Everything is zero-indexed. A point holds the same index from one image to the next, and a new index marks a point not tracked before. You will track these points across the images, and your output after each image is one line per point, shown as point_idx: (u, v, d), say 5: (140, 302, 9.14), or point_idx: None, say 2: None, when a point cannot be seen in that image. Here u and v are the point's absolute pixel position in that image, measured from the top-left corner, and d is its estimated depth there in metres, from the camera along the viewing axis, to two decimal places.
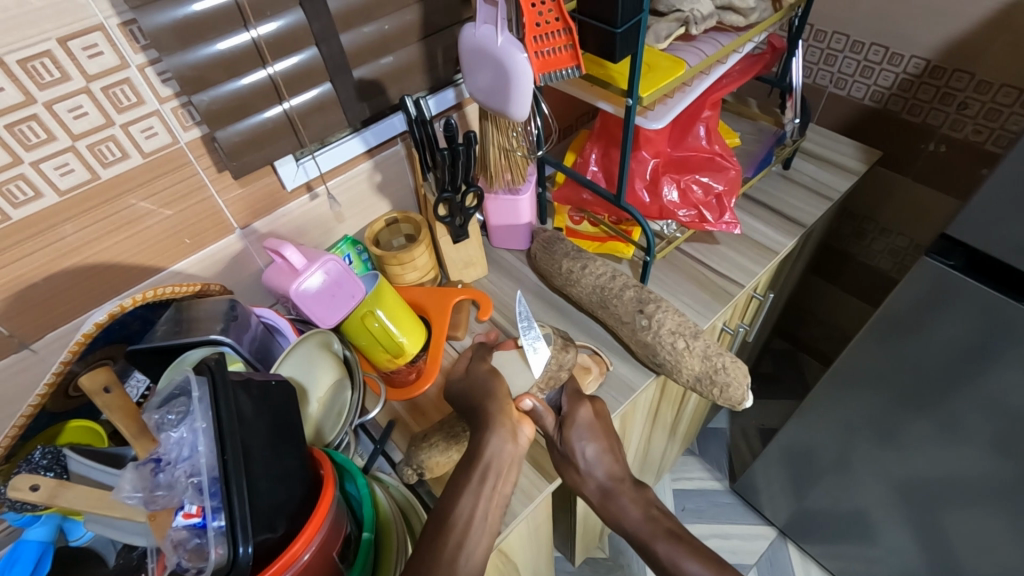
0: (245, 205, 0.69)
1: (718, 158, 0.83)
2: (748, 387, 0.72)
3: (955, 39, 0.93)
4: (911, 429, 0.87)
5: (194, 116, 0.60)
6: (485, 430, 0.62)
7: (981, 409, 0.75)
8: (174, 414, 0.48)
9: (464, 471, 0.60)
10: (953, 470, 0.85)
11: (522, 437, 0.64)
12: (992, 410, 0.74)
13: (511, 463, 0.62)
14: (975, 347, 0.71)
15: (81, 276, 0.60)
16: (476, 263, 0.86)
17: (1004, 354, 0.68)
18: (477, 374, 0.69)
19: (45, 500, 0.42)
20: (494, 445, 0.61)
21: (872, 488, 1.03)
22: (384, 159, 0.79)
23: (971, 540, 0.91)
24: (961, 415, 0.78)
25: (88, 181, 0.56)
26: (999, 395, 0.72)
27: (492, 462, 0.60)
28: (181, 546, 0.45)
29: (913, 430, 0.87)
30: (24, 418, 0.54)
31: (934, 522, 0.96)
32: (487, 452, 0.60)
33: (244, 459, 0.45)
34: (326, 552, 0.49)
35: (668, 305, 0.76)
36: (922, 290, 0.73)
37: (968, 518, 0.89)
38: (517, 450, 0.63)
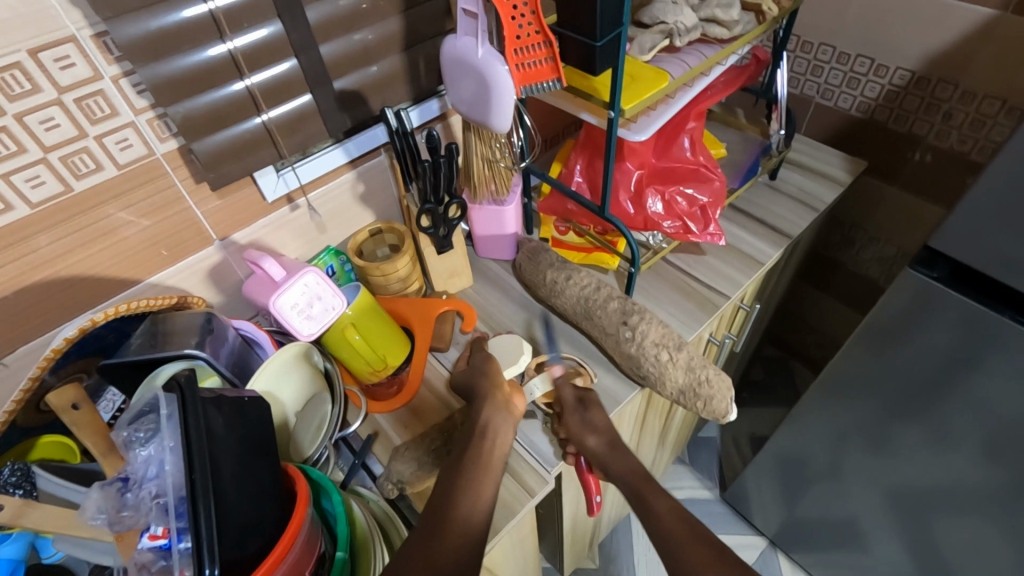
0: (224, 216, 0.68)
1: (703, 169, 0.83)
2: (732, 400, 0.71)
3: (938, 51, 0.94)
4: (900, 438, 0.87)
5: (171, 128, 0.59)
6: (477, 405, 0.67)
7: (970, 420, 0.75)
8: (144, 432, 0.47)
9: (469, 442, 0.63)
10: (942, 479, 0.85)
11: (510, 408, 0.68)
12: (980, 421, 0.74)
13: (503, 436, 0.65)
14: (957, 357, 0.71)
15: (54, 289, 0.59)
16: (460, 273, 0.85)
17: (988, 365, 0.69)
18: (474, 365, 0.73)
19: (8, 521, 0.41)
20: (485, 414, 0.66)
21: (862, 498, 1.03)
22: (367, 170, 0.79)
23: (961, 550, 0.91)
24: (950, 425, 0.78)
25: (61, 193, 0.55)
26: (986, 405, 0.72)
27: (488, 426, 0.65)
28: (146, 568, 0.44)
29: (902, 440, 0.87)
30: None
31: (924, 531, 0.95)
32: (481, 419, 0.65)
33: (216, 479, 0.45)
34: (298, 572, 0.48)
35: (653, 316, 0.76)
36: (907, 299, 0.73)
37: (957, 527, 0.89)
38: (512, 420, 0.67)
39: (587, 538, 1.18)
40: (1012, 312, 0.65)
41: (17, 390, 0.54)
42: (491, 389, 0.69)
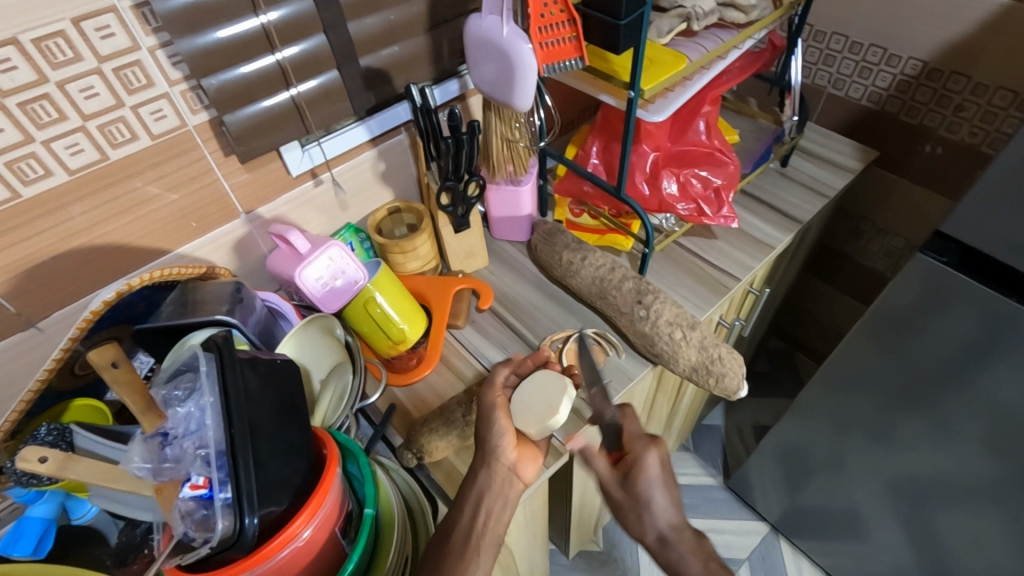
0: (249, 190, 0.70)
1: (718, 153, 0.84)
2: (743, 378, 0.73)
3: (952, 42, 0.95)
4: (903, 429, 0.89)
5: (203, 100, 0.61)
6: (477, 463, 0.61)
7: (974, 408, 0.77)
8: (181, 391, 0.49)
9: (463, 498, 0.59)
10: (943, 467, 0.87)
11: (513, 477, 0.60)
12: (985, 408, 0.75)
13: (503, 504, 0.59)
14: (965, 345, 0.73)
15: (88, 256, 0.61)
16: (477, 254, 0.87)
17: (997, 353, 0.70)
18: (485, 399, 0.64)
19: (54, 472, 0.40)
20: (483, 479, 0.59)
21: (865, 486, 1.05)
22: (388, 148, 0.80)
23: (959, 536, 0.94)
24: (952, 413, 0.80)
25: (97, 162, 0.57)
26: (992, 393, 0.73)
27: (485, 494, 0.59)
28: (188, 516, 0.45)
29: (905, 430, 0.89)
30: (17, 412, 0.55)
31: (924, 519, 0.98)
32: (478, 485, 0.59)
33: (250, 434, 0.46)
34: (327, 528, 0.49)
35: (667, 297, 0.77)
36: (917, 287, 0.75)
37: (956, 513, 0.91)
38: (514, 492, 0.60)
39: (593, 520, 1.21)
40: (1019, 296, 0.67)
41: (52, 354, 0.55)
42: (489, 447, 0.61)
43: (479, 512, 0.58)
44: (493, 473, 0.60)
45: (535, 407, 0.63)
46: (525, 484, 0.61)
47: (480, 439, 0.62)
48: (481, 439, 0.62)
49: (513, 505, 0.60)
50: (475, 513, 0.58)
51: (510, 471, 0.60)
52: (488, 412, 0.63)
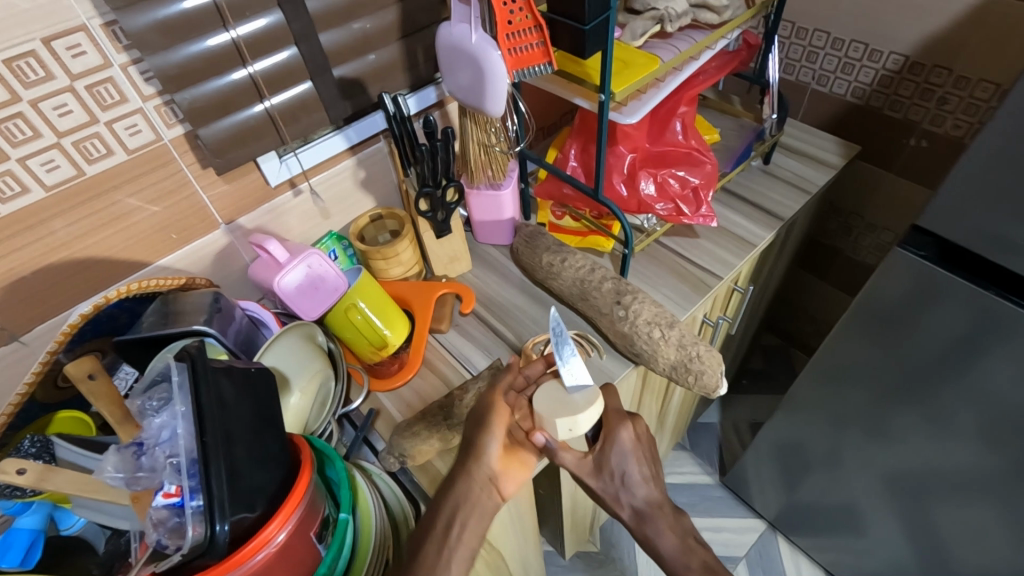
0: (229, 201, 0.71)
1: (696, 153, 0.84)
2: (723, 375, 0.73)
3: (932, 35, 0.95)
4: (897, 423, 0.89)
5: (177, 114, 0.62)
6: (456, 469, 0.62)
7: (965, 402, 0.77)
8: (156, 401, 0.50)
9: (438, 508, 0.60)
10: (939, 461, 0.87)
11: (494, 488, 0.61)
12: (976, 402, 0.76)
13: (483, 512, 0.60)
14: (960, 342, 0.73)
15: (68, 270, 0.62)
16: (460, 257, 0.88)
17: (991, 349, 0.70)
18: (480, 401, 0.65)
19: (33, 484, 0.41)
20: (462, 486, 0.60)
21: (861, 481, 1.06)
22: (366, 156, 0.81)
23: (956, 529, 0.94)
24: (946, 408, 0.80)
25: (74, 177, 0.58)
26: (985, 388, 0.73)
27: (462, 505, 0.60)
28: (161, 525, 0.45)
29: (900, 425, 0.89)
30: (13, 406, 0.56)
31: (922, 513, 0.98)
32: (455, 494, 0.60)
33: (227, 443, 0.47)
34: (304, 532, 0.50)
35: (646, 296, 0.78)
36: (901, 282, 0.75)
37: (952, 507, 0.92)
38: (492, 502, 0.61)
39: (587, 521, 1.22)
40: (997, 286, 0.68)
41: (34, 365, 0.56)
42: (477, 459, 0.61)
43: (454, 524, 0.59)
44: (472, 482, 0.61)
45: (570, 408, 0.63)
46: (503, 497, 0.62)
47: (467, 444, 0.63)
48: (465, 446, 0.63)
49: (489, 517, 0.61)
50: (448, 528, 0.59)
51: (488, 482, 0.61)
52: (483, 414, 0.63)
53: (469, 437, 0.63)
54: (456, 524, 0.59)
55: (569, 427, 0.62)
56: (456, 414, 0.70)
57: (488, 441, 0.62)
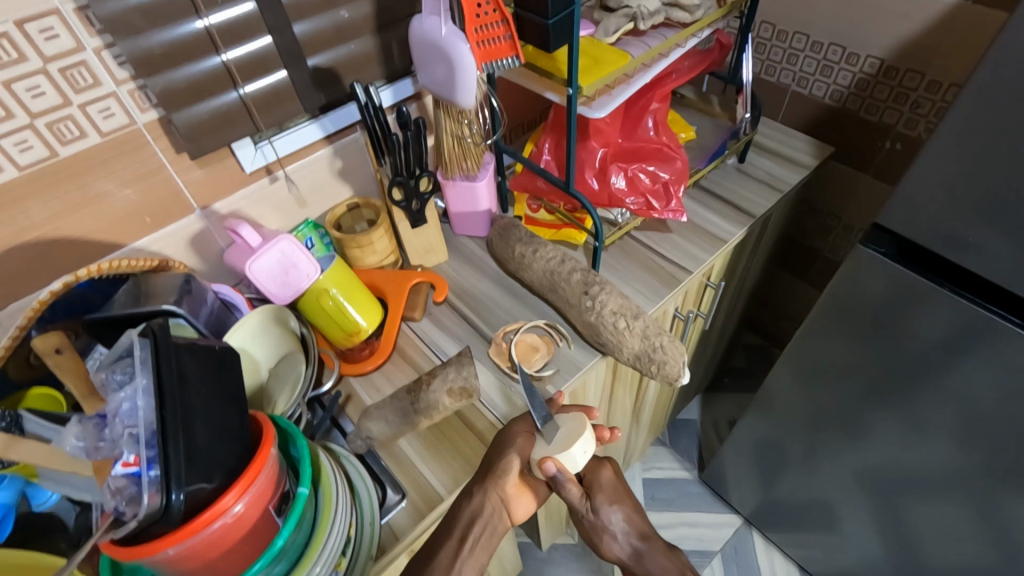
0: (204, 186, 0.72)
1: (666, 149, 0.86)
2: (685, 364, 0.75)
3: (906, 40, 0.97)
4: (879, 427, 0.91)
5: (151, 99, 0.63)
6: (475, 485, 0.67)
7: (945, 405, 0.78)
8: (120, 375, 0.51)
9: (450, 529, 0.65)
10: (916, 463, 0.89)
11: (506, 511, 0.67)
12: (956, 404, 0.77)
13: (493, 531, 0.65)
14: (949, 345, 0.73)
15: (41, 249, 0.63)
16: (436, 249, 0.90)
17: (974, 349, 0.70)
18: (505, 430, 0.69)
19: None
20: (475, 503, 0.65)
21: (836, 478, 1.08)
22: (343, 146, 0.82)
23: (930, 528, 0.96)
24: (924, 411, 0.81)
25: (47, 158, 0.59)
26: (966, 390, 0.74)
27: (476, 520, 0.65)
28: (120, 493, 0.46)
29: (881, 429, 0.91)
30: None
31: (897, 512, 1.00)
32: (471, 507, 0.65)
33: (191, 418, 0.49)
34: (262, 503, 0.52)
35: (613, 287, 0.79)
36: (882, 282, 0.75)
37: (927, 508, 0.93)
38: (504, 524, 0.67)
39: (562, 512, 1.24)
40: (952, 282, 0.70)
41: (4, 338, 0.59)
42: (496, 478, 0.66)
43: (466, 540, 0.64)
44: (487, 498, 0.65)
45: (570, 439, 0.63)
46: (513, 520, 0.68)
47: (488, 463, 0.67)
48: (487, 462, 0.67)
49: (498, 535, 0.66)
50: (462, 542, 0.64)
51: (504, 504, 0.67)
52: (504, 440, 0.68)
53: (490, 457, 0.67)
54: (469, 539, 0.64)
55: (583, 450, 0.63)
56: (424, 401, 0.72)
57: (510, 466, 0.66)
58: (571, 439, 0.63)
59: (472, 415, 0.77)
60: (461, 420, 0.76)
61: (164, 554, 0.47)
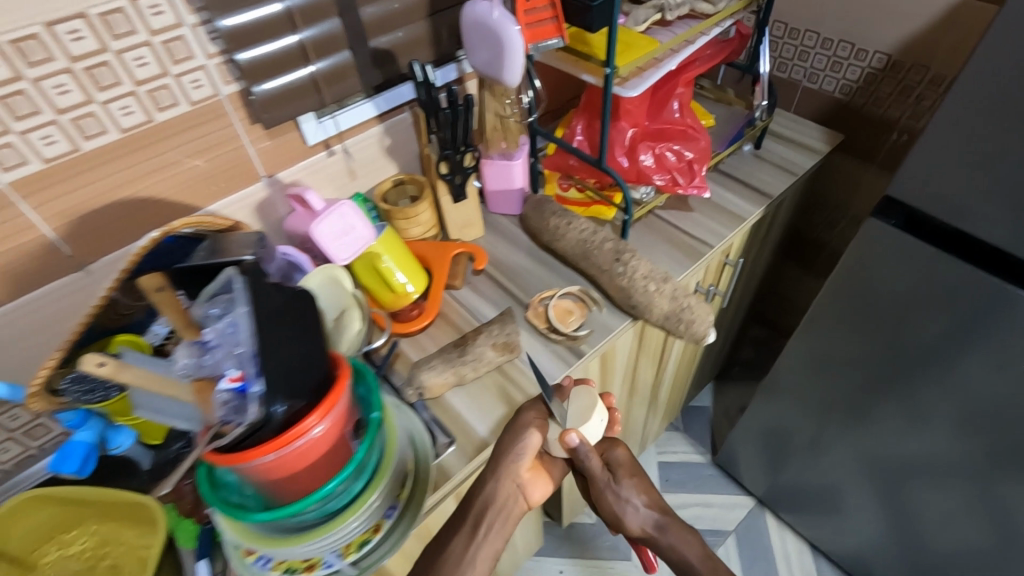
0: (272, 156, 0.79)
1: (690, 130, 0.92)
2: (711, 323, 0.82)
3: (911, 36, 1.04)
4: (882, 418, 0.98)
5: (234, 73, 0.70)
6: (487, 474, 0.67)
7: (944, 396, 0.85)
8: (218, 309, 0.58)
9: (465, 514, 0.66)
10: (922, 452, 0.96)
11: (522, 497, 0.68)
12: (956, 397, 0.84)
13: (506, 517, 0.66)
14: (953, 339, 0.79)
15: (132, 207, 0.70)
16: (473, 224, 0.96)
17: (979, 344, 0.77)
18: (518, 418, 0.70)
19: (109, 373, 0.50)
20: (490, 490, 0.66)
21: (841, 457, 1.13)
22: (393, 125, 0.89)
23: (937, 511, 1.02)
24: (925, 402, 0.88)
25: (143, 123, 0.66)
26: (969, 385, 0.81)
27: (489, 509, 0.65)
28: (227, 404, 0.52)
29: (885, 420, 0.98)
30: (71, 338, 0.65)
31: (902, 489, 1.06)
32: (484, 495, 0.66)
33: (283, 347, 0.55)
34: (342, 427, 0.58)
35: (642, 255, 0.86)
36: (904, 274, 0.80)
37: (933, 489, 1.00)
38: (519, 509, 0.67)
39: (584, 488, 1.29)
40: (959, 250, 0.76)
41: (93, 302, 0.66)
42: (510, 464, 0.66)
43: (479, 528, 0.65)
44: (502, 485, 0.66)
45: (582, 412, 0.71)
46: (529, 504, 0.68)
47: (500, 452, 0.67)
48: (500, 451, 0.67)
49: (514, 520, 0.67)
50: (475, 528, 0.65)
51: (519, 491, 0.67)
52: (517, 426, 0.68)
53: (504, 443, 0.68)
54: (482, 527, 0.65)
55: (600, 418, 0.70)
56: (470, 354, 0.79)
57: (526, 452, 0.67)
58: (584, 412, 0.70)
59: (513, 371, 0.82)
60: (501, 376, 0.81)
61: (258, 463, 0.53)
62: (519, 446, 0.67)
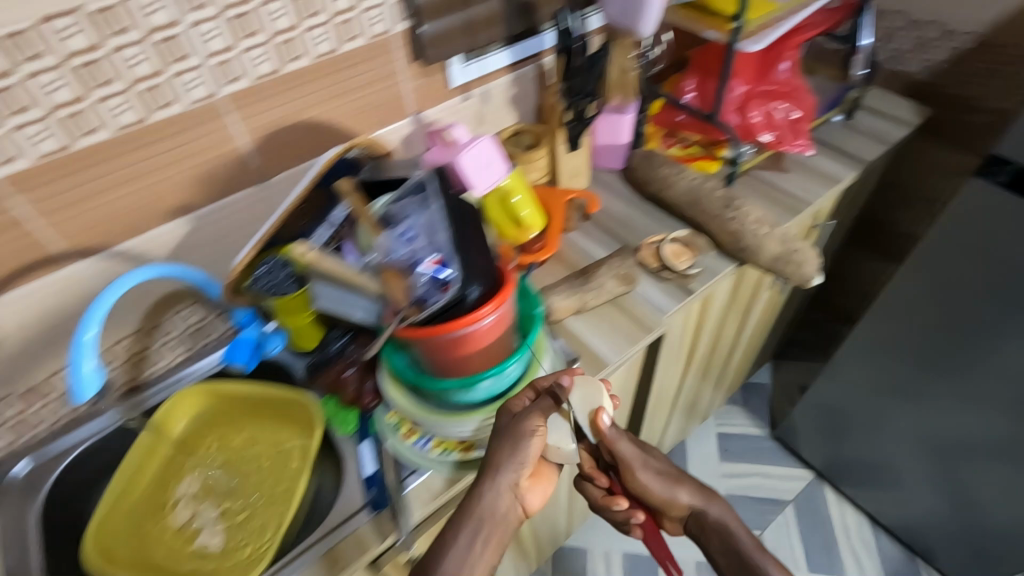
0: (422, 94, 0.87)
1: (796, 91, 0.99)
2: (818, 266, 0.87)
3: (1007, 15, 1.07)
4: (935, 389, 1.05)
5: (406, 12, 0.77)
6: (481, 477, 0.60)
7: (995, 376, 0.93)
8: (407, 208, 0.68)
9: (459, 525, 0.59)
10: (978, 430, 1.03)
11: (520, 504, 0.62)
12: (1005, 376, 0.92)
13: (502, 528, 0.60)
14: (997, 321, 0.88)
15: (310, 128, 0.78)
16: (581, 175, 1.02)
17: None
18: (516, 420, 0.61)
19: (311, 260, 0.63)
20: (488, 502, 0.59)
21: (907, 424, 1.17)
22: (521, 75, 0.97)
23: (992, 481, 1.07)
24: (981, 380, 0.96)
25: (331, 52, 0.74)
26: (1010, 362, 0.89)
27: (485, 520, 0.59)
28: (422, 283, 0.61)
29: (937, 391, 1.05)
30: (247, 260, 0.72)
31: (963, 460, 1.10)
32: (481, 505, 0.59)
33: (474, 245, 0.63)
34: (506, 322, 0.65)
35: (751, 204, 0.92)
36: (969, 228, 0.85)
37: (986, 468, 1.06)
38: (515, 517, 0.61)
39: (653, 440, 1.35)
40: None
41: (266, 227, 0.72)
42: (506, 472, 0.59)
43: (478, 538, 0.59)
44: (498, 496, 0.59)
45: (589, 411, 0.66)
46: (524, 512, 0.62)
47: (493, 456, 0.60)
48: (495, 455, 0.60)
49: (510, 530, 0.61)
50: (473, 539, 0.58)
51: (515, 498, 0.61)
52: (514, 430, 0.60)
53: (501, 449, 0.59)
54: (481, 539, 0.59)
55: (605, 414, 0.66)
56: (592, 282, 0.86)
57: (525, 457, 0.60)
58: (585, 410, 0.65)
59: (627, 303, 0.89)
60: (617, 307, 0.88)
61: (446, 339, 0.61)
62: (516, 452, 0.59)
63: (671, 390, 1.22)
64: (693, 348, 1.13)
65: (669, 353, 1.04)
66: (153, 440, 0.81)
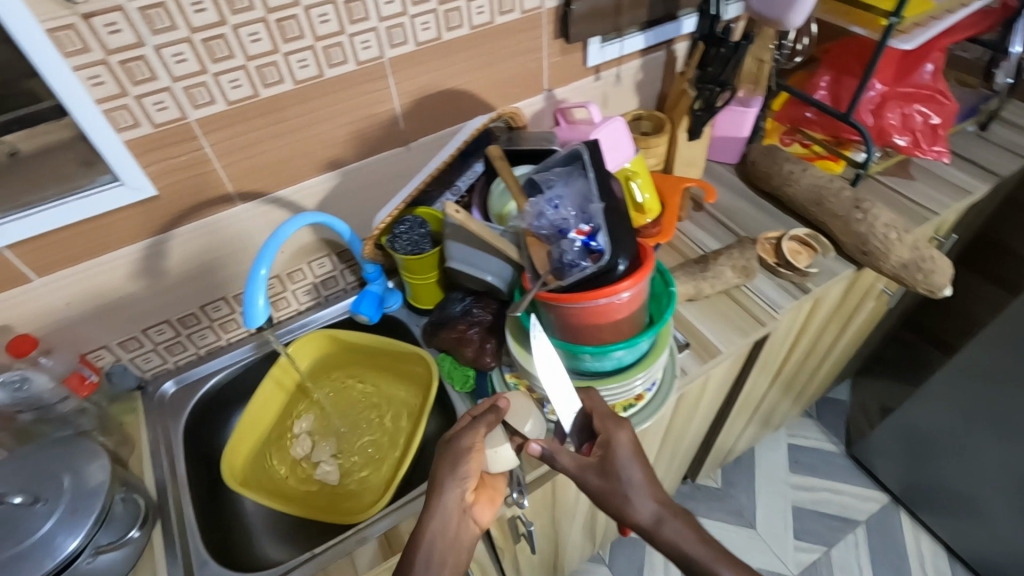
0: (559, 71, 0.89)
1: (939, 95, 0.94)
2: (950, 276, 0.84)
3: None
4: None
5: None
6: (430, 499, 0.59)
7: None
8: (554, 177, 0.69)
9: (413, 554, 0.58)
10: None
11: (468, 521, 0.60)
12: None
13: (455, 551, 0.58)
14: None
15: (455, 96, 0.82)
16: (695, 164, 1.02)
17: None
18: (454, 441, 0.62)
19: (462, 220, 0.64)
20: (437, 523, 0.58)
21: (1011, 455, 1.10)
22: (650, 61, 0.97)
23: None
24: None
25: (487, 23, 0.77)
26: None
27: (435, 541, 0.58)
28: (569, 251, 0.63)
29: None
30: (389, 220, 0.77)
31: None
32: (428, 530, 0.58)
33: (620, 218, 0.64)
34: (642, 299, 0.65)
35: (881, 206, 0.89)
36: None
37: None
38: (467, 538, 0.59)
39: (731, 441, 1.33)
40: None
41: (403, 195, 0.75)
42: (448, 489, 0.59)
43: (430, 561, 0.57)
44: (446, 514, 0.58)
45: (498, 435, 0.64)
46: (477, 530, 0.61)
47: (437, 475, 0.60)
48: (438, 474, 0.60)
49: (466, 550, 0.59)
50: (429, 565, 0.57)
51: (465, 519, 0.60)
52: (454, 453, 0.60)
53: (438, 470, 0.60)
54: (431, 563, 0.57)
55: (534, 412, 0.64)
56: (710, 271, 0.86)
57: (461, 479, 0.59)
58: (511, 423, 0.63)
59: (740, 296, 0.89)
60: (730, 300, 0.88)
61: (579, 307, 0.62)
62: (460, 470, 0.59)
63: (759, 392, 1.20)
64: (790, 352, 1.11)
65: (769, 354, 1.02)
66: (280, 376, 0.87)
